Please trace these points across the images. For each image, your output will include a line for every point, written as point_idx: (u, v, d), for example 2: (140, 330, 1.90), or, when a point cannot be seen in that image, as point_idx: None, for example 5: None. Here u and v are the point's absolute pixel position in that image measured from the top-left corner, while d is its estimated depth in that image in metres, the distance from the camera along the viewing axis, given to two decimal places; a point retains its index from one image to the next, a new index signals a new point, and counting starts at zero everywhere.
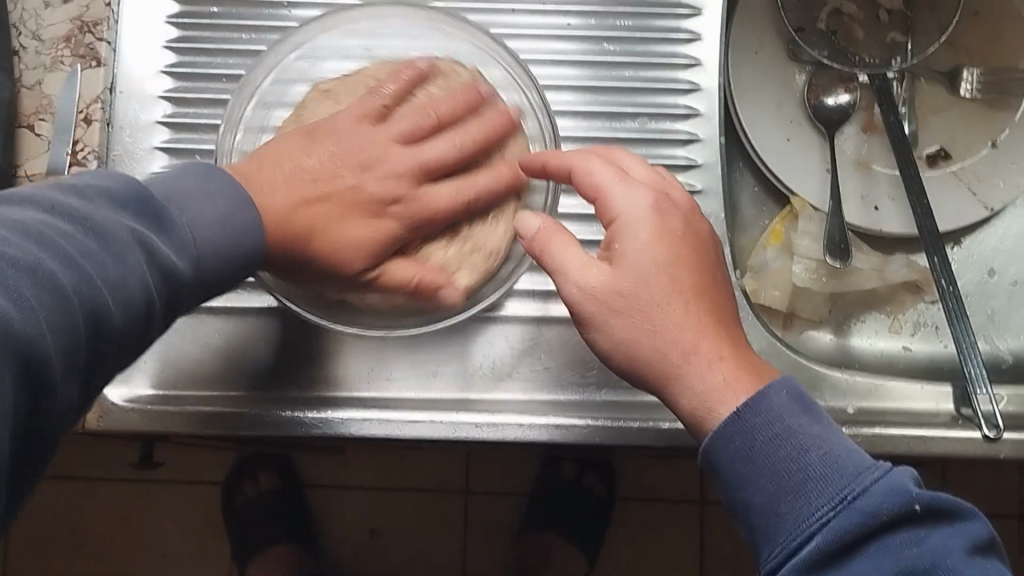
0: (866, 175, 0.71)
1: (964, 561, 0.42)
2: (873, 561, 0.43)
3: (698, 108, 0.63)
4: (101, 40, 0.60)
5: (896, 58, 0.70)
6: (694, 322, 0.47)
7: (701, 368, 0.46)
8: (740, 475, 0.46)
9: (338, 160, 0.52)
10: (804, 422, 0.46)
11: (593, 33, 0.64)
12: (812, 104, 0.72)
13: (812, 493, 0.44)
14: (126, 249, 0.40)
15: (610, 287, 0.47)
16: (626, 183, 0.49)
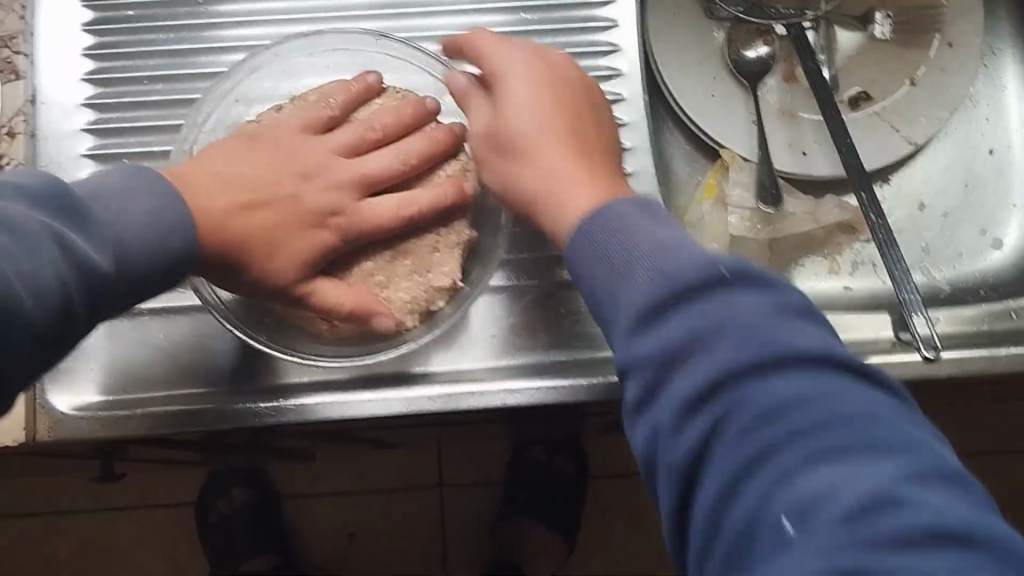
0: (791, 124, 0.72)
1: (768, 319, 0.40)
2: (681, 319, 0.41)
3: (620, 69, 0.65)
4: (18, 53, 0.60)
5: (811, 8, 0.72)
6: (554, 149, 0.53)
7: (556, 187, 0.52)
8: (585, 270, 0.47)
9: (279, 169, 0.55)
10: (646, 223, 0.46)
11: (509, 5, 0.65)
12: (732, 58, 0.73)
13: (638, 268, 0.44)
14: (38, 243, 0.41)
15: (491, 137, 0.55)
16: (502, 45, 0.56)
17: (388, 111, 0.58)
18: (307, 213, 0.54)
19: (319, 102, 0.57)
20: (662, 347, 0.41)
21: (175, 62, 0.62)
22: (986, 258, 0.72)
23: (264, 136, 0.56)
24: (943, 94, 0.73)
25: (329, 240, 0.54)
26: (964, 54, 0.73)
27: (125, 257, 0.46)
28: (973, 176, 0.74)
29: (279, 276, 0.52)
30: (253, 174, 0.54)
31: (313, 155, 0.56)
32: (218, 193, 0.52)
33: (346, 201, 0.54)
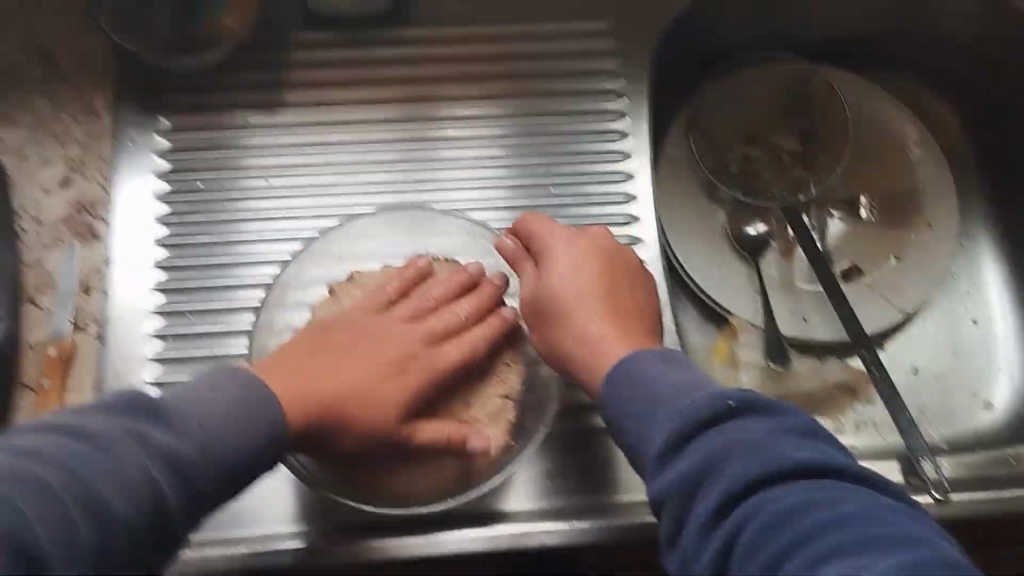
0: (791, 294, 0.78)
1: (773, 439, 0.45)
2: (697, 448, 0.46)
3: (640, 239, 0.71)
4: (98, 218, 0.67)
5: (801, 193, 0.80)
6: (589, 315, 0.59)
7: (584, 343, 0.58)
8: (620, 421, 0.52)
9: (353, 340, 0.59)
10: (660, 372, 0.53)
11: (525, 195, 0.72)
12: (736, 235, 0.80)
13: (661, 412, 0.50)
14: (118, 447, 0.44)
15: (532, 292, 0.61)
16: (547, 221, 0.64)
17: (437, 284, 0.64)
18: (386, 366, 0.58)
19: (378, 289, 0.63)
20: (682, 473, 0.45)
21: (230, 233, 0.68)
22: (980, 419, 0.77)
23: (335, 329, 0.60)
24: (928, 270, 0.80)
25: (411, 388, 0.58)
26: (943, 233, 0.82)
27: (210, 450, 0.48)
28: (960, 344, 0.80)
29: (384, 424, 0.56)
30: (337, 355, 0.58)
31: (381, 324, 0.61)
32: (326, 378, 0.56)
33: (418, 352, 0.59)
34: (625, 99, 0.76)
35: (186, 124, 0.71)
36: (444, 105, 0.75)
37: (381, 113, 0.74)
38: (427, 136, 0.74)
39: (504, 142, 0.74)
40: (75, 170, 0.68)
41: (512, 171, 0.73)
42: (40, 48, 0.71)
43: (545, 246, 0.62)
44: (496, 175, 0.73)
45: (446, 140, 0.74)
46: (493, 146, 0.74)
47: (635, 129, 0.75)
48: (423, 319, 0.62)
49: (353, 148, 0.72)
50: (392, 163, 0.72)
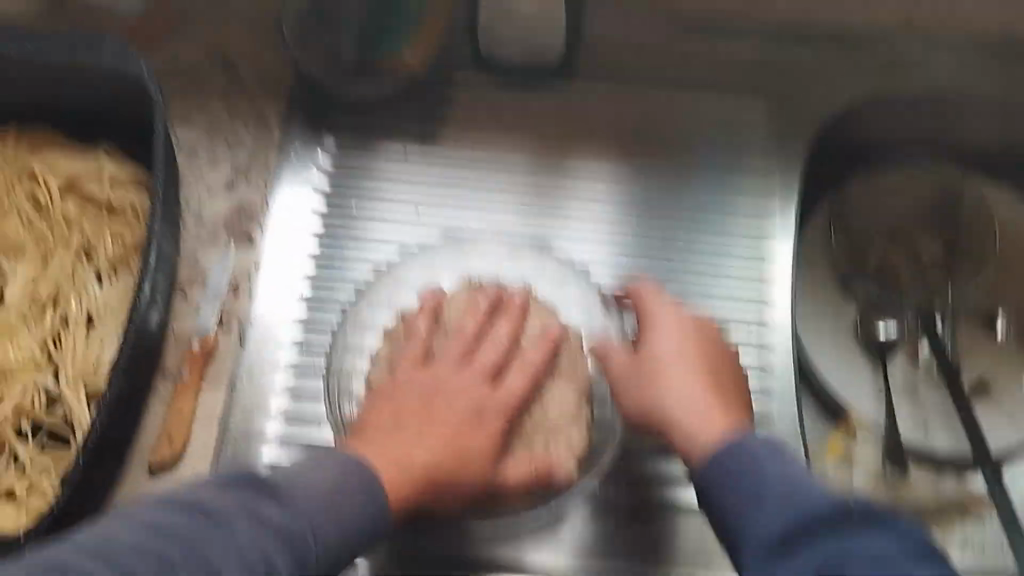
0: (914, 400, 0.77)
1: (897, 554, 0.43)
2: (815, 549, 0.44)
3: (773, 321, 0.71)
4: (256, 225, 0.70)
5: (939, 304, 0.80)
6: (687, 388, 0.56)
7: (682, 415, 0.55)
8: (720, 493, 0.50)
9: (422, 396, 0.56)
10: (779, 460, 0.50)
11: (644, 264, 0.73)
12: (864, 332, 0.79)
13: (775, 505, 0.47)
14: (233, 524, 0.44)
15: (635, 362, 0.58)
16: (661, 298, 0.61)
17: (463, 316, 0.61)
18: (460, 411, 0.56)
19: (409, 341, 0.59)
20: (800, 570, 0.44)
21: (371, 260, 0.71)
22: None
23: (400, 388, 0.57)
24: None
25: (494, 427, 0.56)
26: None
27: (324, 524, 0.48)
28: None
29: (476, 472, 0.54)
30: (413, 420, 0.55)
31: (428, 373, 0.57)
32: (415, 445, 0.54)
33: (482, 393, 0.56)
34: (776, 183, 0.77)
35: (344, 150, 0.74)
36: (576, 165, 0.76)
37: (519, 166, 0.76)
38: (558, 193, 0.75)
39: (620, 209, 0.75)
40: (240, 175, 0.72)
41: (636, 239, 0.74)
42: (225, 59, 0.76)
43: (654, 319, 0.60)
44: (614, 239, 0.74)
45: (572, 199, 0.75)
46: (611, 211, 0.75)
47: (784, 216, 0.76)
48: (467, 360, 0.58)
49: (489, 196, 0.74)
50: (516, 213, 0.74)
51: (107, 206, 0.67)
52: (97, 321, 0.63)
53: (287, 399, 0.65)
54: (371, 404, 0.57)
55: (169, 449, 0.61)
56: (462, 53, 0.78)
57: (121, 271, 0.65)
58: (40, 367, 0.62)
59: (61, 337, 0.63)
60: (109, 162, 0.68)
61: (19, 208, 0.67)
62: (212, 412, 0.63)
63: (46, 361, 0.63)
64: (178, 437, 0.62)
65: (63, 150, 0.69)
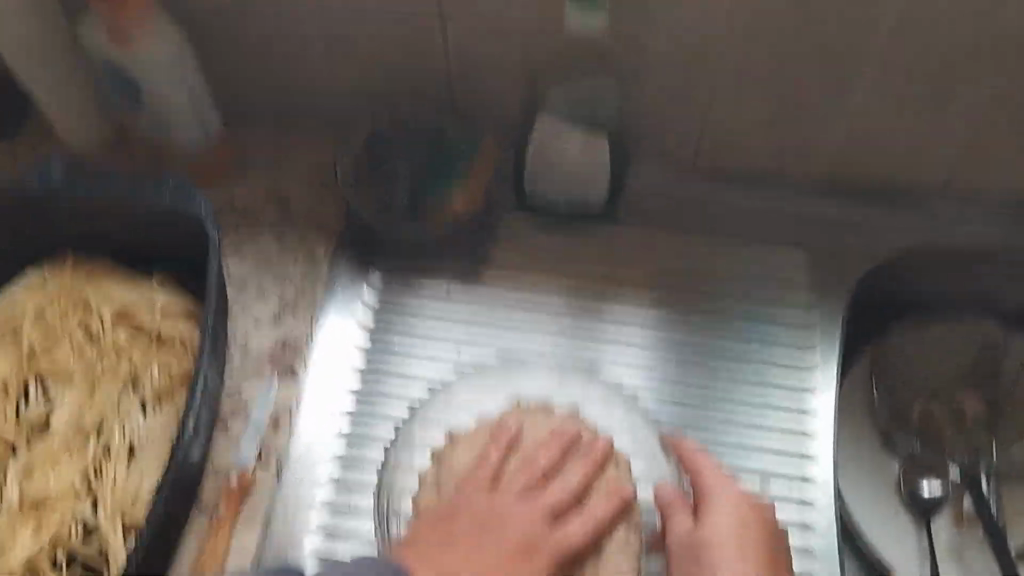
0: (959, 564, 0.75)
1: None
2: None
3: (815, 477, 0.70)
4: (299, 359, 0.70)
5: (984, 457, 0.79)
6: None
7: None
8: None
9: (478, 528, 0.56)
10: None
11: (678, 410, 0.72)
12: (908, 491, 0.77)
13: None
14: None
15: (692, 540, 0.57)
16: (720, 475, 0.60)
17: (538, 448, 0.60)
18: (514, 549, 0.55)
19: (482, 466, 0.60)
20: None
21: (410, 396, 0.71)
22: None
23: (460, 514, 0.57)
24: None
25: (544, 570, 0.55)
26: None
27: None
28: None
29: None
30: (464, 546, 0.55)
31: (496, 505, 0.57)
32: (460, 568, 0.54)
33: (541, 529, 0.56)
34: (819, 332, 0.76)
35: (388, 286, 0.76)
36: (611, 305, 0.76)
37: (555, 304, 0.76)
38: (591, 332, 0.75)
39: (653, 350, 0.75)
40: (286, 309, 0.73)
41: (669, 381, 0.73)
42: (279, 195, 0.78)
43: (712, 501, 0.59)
44: (647, 381, 0.73)
45: (605, 339, 0.75)
46: (643, 352, 0.74)
47: (825, 365, 0.74)
48: (536, 491, 0.58)
49: (525, 333, 0.75)
50: (549, 351, 0.74)
51: (157, 337, 0.68)
52: (141, 450, 0.64)
53: (320, 536, 0.64)
54: (429, 525, 0.57)
55: None
56: (511, 198, 0.80)
57: (166, 402, 0.66)
58: (80, 499, 0.62)
59: (102, 468, 0.63)
60: (161, 293, 0.70)
61: (71, 335, 0.68)
62: (248, 553, 0.63)
63: (86, 492, 0.63)
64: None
65: (117, 280, 0.71)
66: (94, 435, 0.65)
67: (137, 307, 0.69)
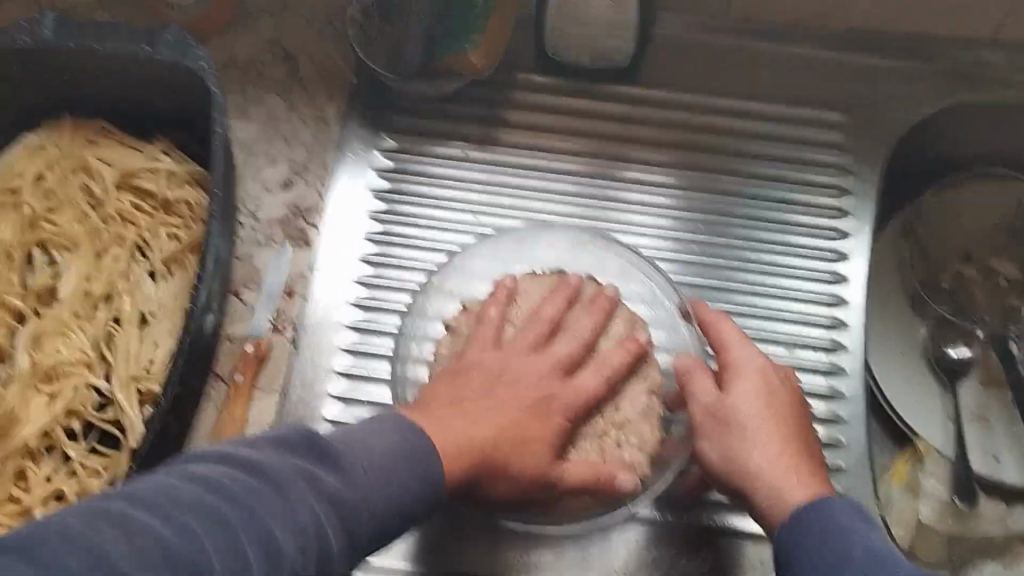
0: (985, 430, 0.74)
1: None
2: None
3: (844, 344, 0.68)
4: (312, 226, 0.68)
5: (1015, 325, 0.76)
6: (774, 444, 0.53)
7: (772, 471, 0.52)
8: (796, 568, 0.48)
9: (488, 382, 0.53)
10: (861, 525, 0.48)
11: (702, 272, 0.70)
12: (936, 354, 0.76)
13: (849, 569, 0.45)
14: (287, 485, 0.38)
15: (717, 404, 0.55)
16: (744, 340, 0.58)
17: (547, 301, 0.58)
18: (526, 399, 0.52)
19: (492, 321, 0.58)
20: None
21: (428, 263, 0.69)
22: None
23: (466, 369, 0.54)
24: None
25: (560, 424, 0.53)
26: None
27: (371, 502, 0.41)
28: None
29: (535, 463, 0.51)
30: (475, 397, 0.52)
31: (502, 359, 0.54)
32: (474, 420, 0.50)
33: (555, 383, 0.54)
34: (852, 197, 0.73)
35: (401, 148, 0.72)
36: (632, 168, 0.73)
37: (573, 166, 0.73)
38: (611, 196, 0.72)
39: (674, 215, 0.72)
40: (296, 173, 0.69)
41: (693, 248, 0.71)
42: (282, 49, 0.74)
43: (737, 364, 0.56)
44: (670, 244, 0.71)
45: (626, 203, 0.72)
46: (665, 218, 0.72)
47: (857, 229, 0.72)
48: (547, 345, 0.56)
49: (542, 198, 0.71)
50: (571, 215, 0.71)
51: (163, 203, 0.66)
52: (152, 319, 0.63)
53: (338, 405, 0.64)
54: (435, 383, 0.53)
55: None
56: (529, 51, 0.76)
57: (176, 270, 0.64)
58: (93, 368, 0.62)
59: (114, 337, 0.62)
60: (167, 155, 0.67)
61: (74, 201, 0.67)
62: (267, 418, 0.62)
63: (98, 362, 0.62)
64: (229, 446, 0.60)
65: (120, 142, 0.68)
66: (104, 303, 0.64)
67: (142, 171, 0.66)
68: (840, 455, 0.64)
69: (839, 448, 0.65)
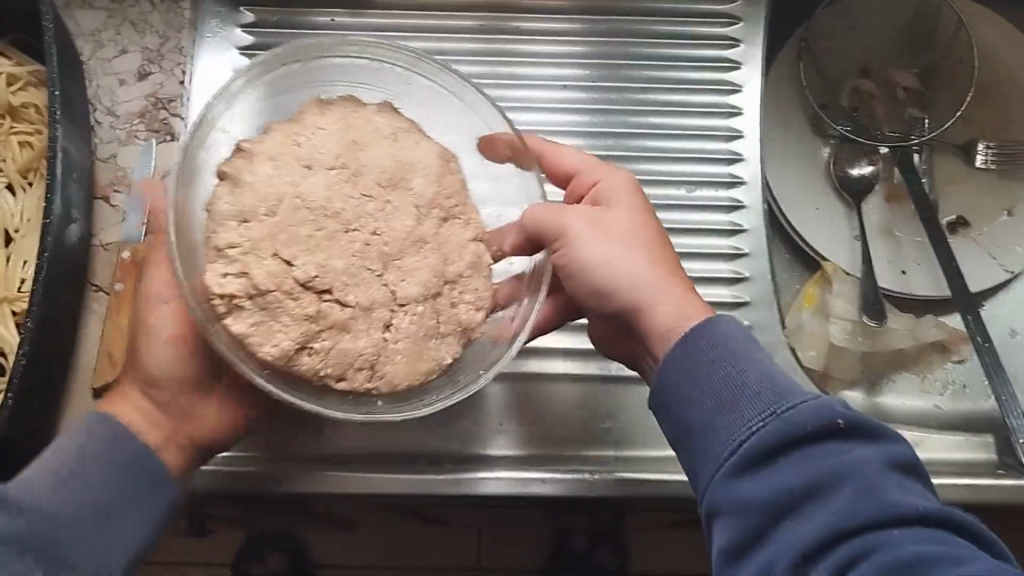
0: (891, 242, 0.74)
1: (882, 474, 0.40)
2: (792, 468, 0.40)
3: (742, 177, 0.67)
4: (175, 115, 0.63)
5: (916, 134, 0.76)
6: (659, 259, 0.50)
7: (669, 282, 0.48)
8: (683, 397, 0.45)
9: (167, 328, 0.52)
10: (747, 349, 0.45)
11: (590, 118, 0.67)
12: (838, 174, 0.75)
13: (742, 400, 0.43)
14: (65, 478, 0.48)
15: (595, 219, 0.51)
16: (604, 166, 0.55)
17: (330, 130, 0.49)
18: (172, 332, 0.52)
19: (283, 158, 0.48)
20: (777, 491, 0.40)
21: None
22: None
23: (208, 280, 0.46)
24: None
25: (377, 297, 0.46)
26: None
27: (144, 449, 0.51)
28: None
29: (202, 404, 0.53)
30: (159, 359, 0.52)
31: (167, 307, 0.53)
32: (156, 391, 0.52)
33: (358, 243, 0.47)
34: (743, 23, 0.69)
35: (265, 21, 0.67)
36: (529, 19, 0.69)
37: (468, 23, 0.69)
38: (509, 50, 0.68)
39: (584, 63, 0.68)
40: (151, 61, 0.64)
41: (585, 95, 0.68)
42: None
43: (605, 187, 0.53)
44: (555, 92, 0.67)
45: (528, 57, 0.68)
46: (572, 68, 0.68)
47: (748, 57, 0.69)
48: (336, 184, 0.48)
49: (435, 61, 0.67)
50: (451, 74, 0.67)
51: (9, 109, 0.61)
52: (16, 236, 0.60)
53: None
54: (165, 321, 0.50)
55: (112, 370, 0.57)
56: None
57: (35, 180, 0.61)
58: None
59: None
60: (4, 57, 0.61)
61: None
62: None
63: None
64: (121, 358, 0.57)
65: None
66: None
67: None
68: (745, 288, 0.64)
69: (744, 282, 0.64)
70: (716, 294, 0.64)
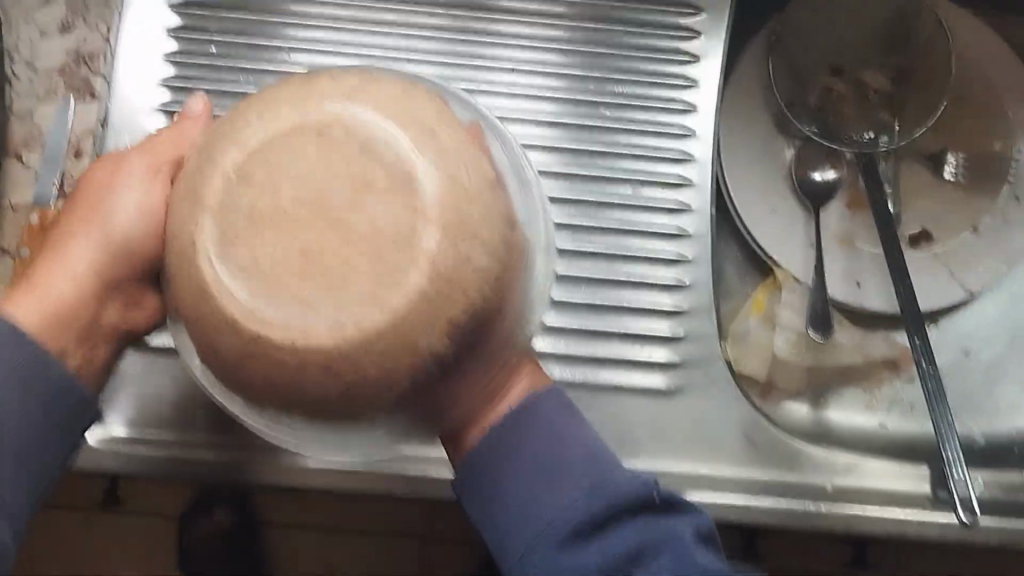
0: (849, 252, 0.71)
1: (693, 546, 0.47)
2: (618, 541, 0.46)
3: (691, 179, 0.64)
4: (96, 74, 0.60)
5: (887, 137, 0.72)
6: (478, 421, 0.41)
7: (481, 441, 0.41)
8: (512, 476, 0.46)
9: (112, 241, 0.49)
10: (570, 421, 0.48)
11: (573, 109, 0.63)
12: (798, 177, 0.73)
13: (564, 485, 0.46)
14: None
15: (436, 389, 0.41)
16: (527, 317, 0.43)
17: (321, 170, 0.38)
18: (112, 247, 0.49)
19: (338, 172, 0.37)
20: (602, 563, 0.45)
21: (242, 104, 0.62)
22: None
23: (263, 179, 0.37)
24: (1004, 249, 0.71)
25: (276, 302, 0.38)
26: None
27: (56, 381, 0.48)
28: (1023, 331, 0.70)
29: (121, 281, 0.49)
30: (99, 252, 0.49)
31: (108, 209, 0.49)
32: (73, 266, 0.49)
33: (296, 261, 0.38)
34: (706, 15, 0.66)
35: None
36: None
37: None
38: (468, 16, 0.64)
39: (565, 48, 0.64)
40: (75, 12, 0.60)
41: (536, 78, 0.64)
42: None
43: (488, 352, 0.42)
44: (545, 77, 0.64)
45: (491, 36, 0.64)
46: (539, 51, 0.64)
47: (710, 53, 0.66)
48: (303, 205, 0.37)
49: (388, 31, 0.64)
50: (427, 52, 0.64)
51: None
52: None
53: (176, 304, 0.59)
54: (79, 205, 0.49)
55: None
56: None
57: None
58: None
59: None
60: None
61: None
62: None
63: None
64: None
65: None
66: None
67: None
68: (685, 296, 0.62)
69: (685, 290, 0.62)
70: (654, 300, 0.62)
